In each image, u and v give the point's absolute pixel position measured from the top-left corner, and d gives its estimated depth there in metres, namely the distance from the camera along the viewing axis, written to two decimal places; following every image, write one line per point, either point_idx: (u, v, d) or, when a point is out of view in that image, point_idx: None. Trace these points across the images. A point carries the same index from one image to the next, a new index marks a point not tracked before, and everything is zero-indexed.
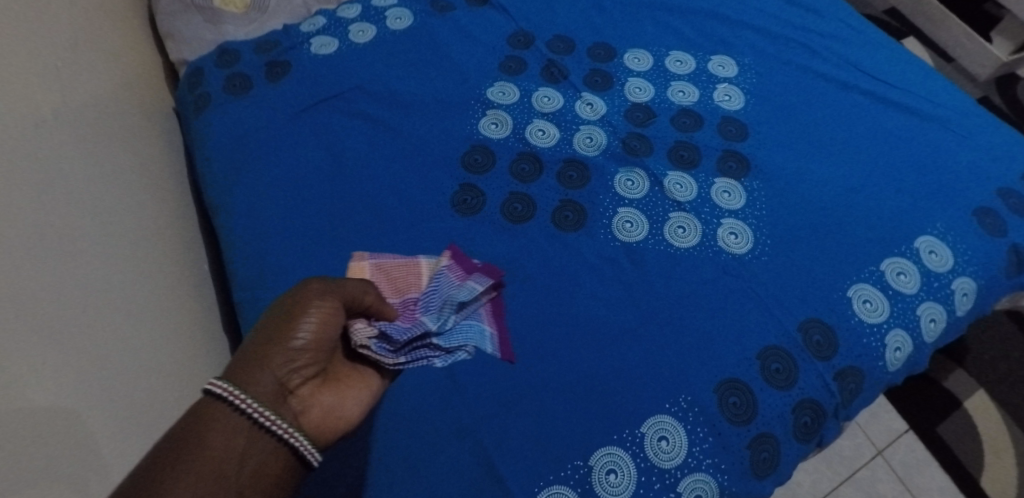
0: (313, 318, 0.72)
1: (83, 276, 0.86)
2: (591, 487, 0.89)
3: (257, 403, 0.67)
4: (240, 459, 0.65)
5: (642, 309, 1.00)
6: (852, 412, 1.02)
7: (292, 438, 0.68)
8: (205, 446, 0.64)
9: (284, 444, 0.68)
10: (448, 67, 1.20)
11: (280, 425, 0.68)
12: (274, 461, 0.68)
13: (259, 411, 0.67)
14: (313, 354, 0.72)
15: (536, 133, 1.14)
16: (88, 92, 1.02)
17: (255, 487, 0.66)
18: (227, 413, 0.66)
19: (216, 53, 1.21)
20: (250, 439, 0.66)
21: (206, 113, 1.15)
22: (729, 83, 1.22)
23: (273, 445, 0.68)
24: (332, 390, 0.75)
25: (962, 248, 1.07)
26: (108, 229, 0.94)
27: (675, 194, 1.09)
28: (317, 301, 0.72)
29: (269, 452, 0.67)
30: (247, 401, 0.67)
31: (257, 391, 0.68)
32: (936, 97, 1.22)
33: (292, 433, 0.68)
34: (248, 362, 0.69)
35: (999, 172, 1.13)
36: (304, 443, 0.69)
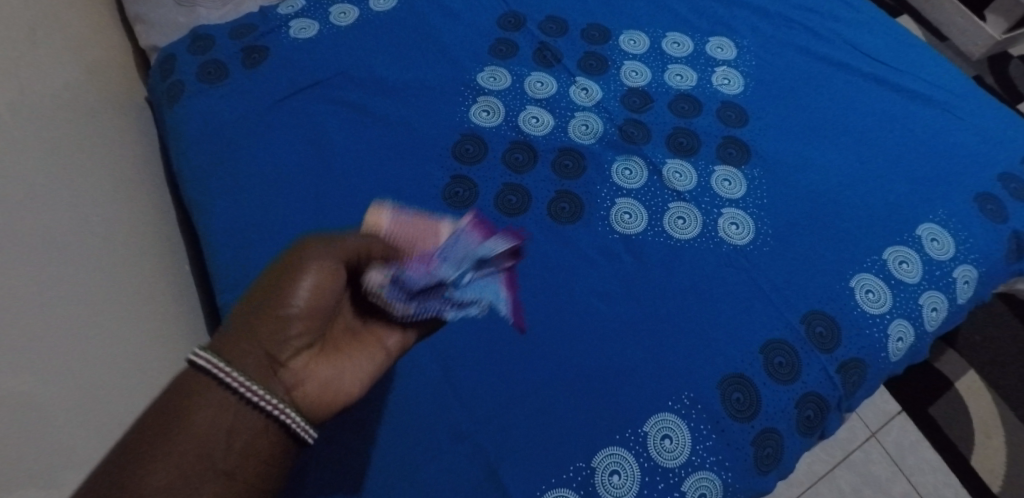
0: (310, 277, 0.61)
1: (56, 288, 0.81)
2: (594, 488, 0.87)
3: (242, 376, 0.57)
4: (227, 439, 0.56)
5: (643, 304, 0.97)
6: (854, 403, 1.00)
7: (282, 415, 0.58)
8: (187, 426, 0.55)
9: (274, 421, 0.58)
10: (435, 51, 1.15)
11: (270, 401, 0.58)
12: (267, 440, 0.58)
13: (245, 385, 0.57)
14: (311, 323, 0.61)
15: (530, 121, 1.10)
16: (55, 88, 0.96)
17: (246, 469, 0.57)
18: (211, 387, 0.57)
19: (190, 38, 1.15)
20: (237, 416, 0.57)
21: (181, 102, 1.09)
22: (728, 66, 1.18)
23: (263, 422, 0.58)
24: (336, 359, 0.64)
25: (964, 234, 1.05)
26: (84, 235, 0.89)
27: (674, 184, 1.06)
28: (315, 266, 0.61)
29: (259, 431, 0.58)
30: (232, 373, 0.57)
31: (245, 362, 0.58)
32: (935, 79, 1.20)
33: (283, 410, 0.58)
34: (238, 330, 0.59)
35: (999, 157, 1.12)
36: (298, 420, 0.59)
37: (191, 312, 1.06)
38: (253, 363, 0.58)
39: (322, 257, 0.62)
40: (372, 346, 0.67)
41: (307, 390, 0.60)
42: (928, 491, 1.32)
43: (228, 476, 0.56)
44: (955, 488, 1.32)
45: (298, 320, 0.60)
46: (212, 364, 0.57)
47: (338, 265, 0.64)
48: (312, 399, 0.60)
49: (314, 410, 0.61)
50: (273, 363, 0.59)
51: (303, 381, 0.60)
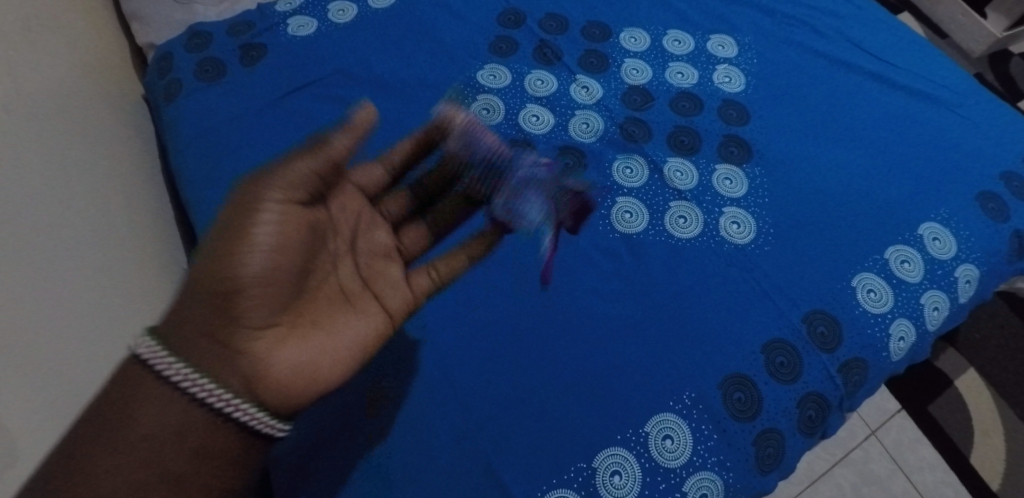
0: (265, 239, 0.71)
1: (52, 293, 0.80)
2: (595, 489, 0.86)
3: (189, 371, 0.68)
4: (174, 439, 0.67)
5: (644, 303, 0.96)
6: (855, 402, 1.00)
7: (233, 407, 0.69)
8: (134, 428, 0.66)
9: (224, 416, 0.68)
10: (435, 49, 1.14)
11: (219, 396, 0.68)
12: (218, 436, 0.68)
13: (193, 381, 0.68)
14: (260, 310, 0.70)
15: (530, 119, 1.09)
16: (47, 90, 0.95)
17: (199, 462, 0.68)
18: (158, 385, 0.68)
19: (187, 35, 1.14)
20: (186, 413, 0.68)
21: (178, 100, 1.08)
22: (729, 63, 1.18)
23: (214, 419, 0.68)
24: (296, 343, 0.72)
25: (965, 234, 1.05)
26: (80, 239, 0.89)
27: (675, 182, 1.05)
28: (258, 256, 0.70)
29: (211, 427, 0.68)
30: (179, 368, 0.68)
31: (194, 356, 0.69)
32: (937, 77, 1.19)
33: (234, 402, 0.69)
34: (192, 322, 0.70)
35: (1001, 155, 1.11)
36: (249, 410, 0.69)
37: None
38: (211, 348, 0.69)
39: (275, 210, 0.72)
40: (333, 327, 0.76)
41: (275, 367, 0.71)
42: (927, 489, 1.31)
43: (180, 475, 0.67)
44: (955, 485, 1.32)
45: (256, 288, 0.70)
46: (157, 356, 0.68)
47: (293, 216, 0.73)
48: (265, 386, 0.70)
49: (270, 397, 0.70)
50: (229, 348, 0.70)
51: (270, 356, 0.71)
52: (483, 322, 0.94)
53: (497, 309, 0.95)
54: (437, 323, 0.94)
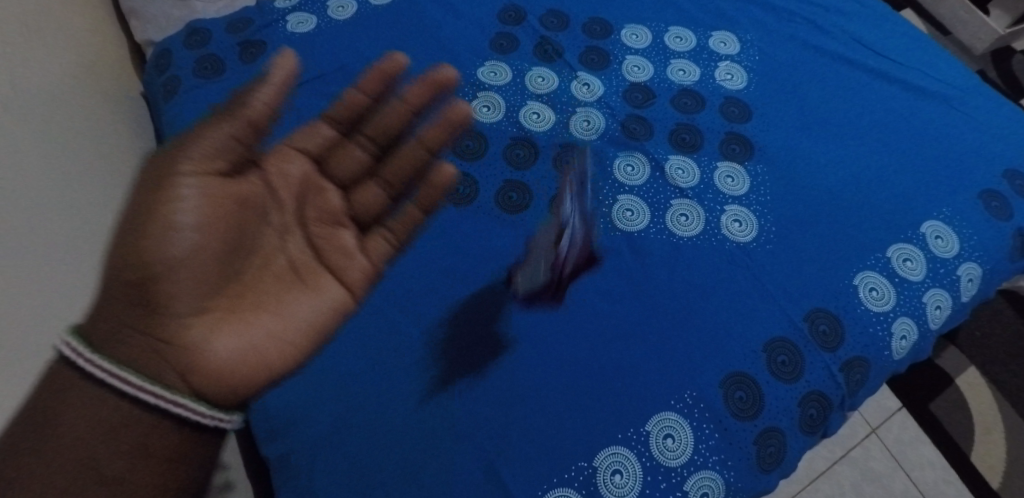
0: (186, 219, 0.67)
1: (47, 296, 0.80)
2: (596, 488, 0.86)
3: (111, 363, 0.64)
4: (106, 438, 0.63)
5: (645, 302, 0.96)
6: (857, 402, 0.99)
7: (168, 404, 0.65)
8: (59, 434, 0.63)
9: (161, 414, 0.65)
10: (435, 45, 1.13)
11: (152, 391, 0.65)
12: (156, 434, 0.65)
13: (117, 374, 0.64)
14: (188, 283, 0.67)
15: (531, 117, 1.08)
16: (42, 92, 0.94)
17: (138, 462, 0.64)
18: (83, 381, 0.64)
19: (185, 32, 1.13)
20: (116, 413, 0.64)
21: (177, 97, 1.07)
22: (731, 61, 1.17)
23: (151, 418, 0.65)
24: (232, 326, 0.69)
25: (968, 232, 1.04)
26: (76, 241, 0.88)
27: (676, 180, 1.05)
28: (179, 227, 0.67)
29: (148, 425, 0.65)
30: (98, 359, 0.64)
31: (118, 349, 0.65)
32: (940, 74, 1.19)
33: (169, 398, 0.65)
34: (117, 310, 0.67)
35: (1004, 153, 1.11)
36: (185, 403, 0.66)
37: None
38: (138, 343, 0.66)
39: (193, 186, 0.68)
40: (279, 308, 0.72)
41: (210, 356, 0.67)
42: (927, 487, 1.31)
43: (118, 478, 0.63)
44: (955, 483, 1.32)
45: (177, 271, 0.67)
46: (80, 355, 0.64)
47: (217, 192, 0.70)
48: (203, 377, 0.67)
49: (209, 387, 0.67)
50: (158, 337, 0.66)
51: (205, 345, 0.67)
52: (484, 321, 0.94)
53: (496, 307, 0.95)
54: (438, 321, 0.93)
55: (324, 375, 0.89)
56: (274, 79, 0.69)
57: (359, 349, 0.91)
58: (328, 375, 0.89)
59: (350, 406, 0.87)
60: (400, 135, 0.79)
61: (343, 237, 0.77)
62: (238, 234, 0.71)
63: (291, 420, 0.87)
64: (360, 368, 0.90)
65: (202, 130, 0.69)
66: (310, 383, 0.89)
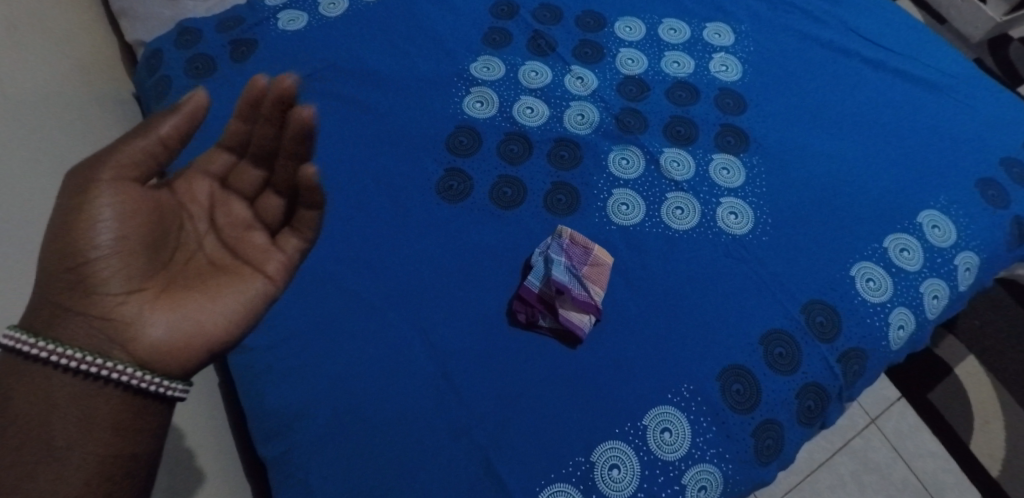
0: (106, 212, 0.62)
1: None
2: (594, 483, 0.86)
3: (48, 345, 0.60)
4: (55, 410, 0.60)
5: (641, 296, 0.96)
6: (855, 393, 0.99)
7: (113, 377, 0.61)
8: (9, 409, 0.59)
9: (107, 384, 0.61)
10: (427, 41, 1.13)
11: (93, 364, 0.60)
12: (105, 403, 0.61)
13: (56, 353, 0.60)
14: (117, 266, 0.62)
15: (524, 112, 1.08)
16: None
17: (92, 432, 0.60)
18: (24, 363, 0.60)
19: (176, 31, 1.13)
20: (62, 386, 0.60)
21: (168, 98, 1.07)
22: (726, 52, 1.17)
23: (98, 389, 0.61)
24: (170, 302, 0.63)
25: (965, 221, 1.04)
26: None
27: (672, 173, 1.04)
28: (103, 207, 0.62)
29: (96, 397, 0.61)
30: (35, 343, 0.60)
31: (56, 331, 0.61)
32: (936, 63, 1.18)
33: (111, 371, 0.61)
34: (52, 295, 0.62)
35: (1001, 142, 1.10)
36: (130, 375, 0.61)
37: None
38: (75, 329, 0.61)
39: (110, 180, 0.62)
40: (221, 283, 0.66)
41: (147, 337, 0.62)
42: (927, 476, 1.31)
43: (70, 448, 0.59)
44: (955, 472, 1.32)
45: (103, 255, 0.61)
46: (18, 341, 0.60)
47: (138, 190, 0.64)
48: (147, 350, 0.62)
49: (155, 360, 0.62)
50: (94, 319, 0.61)
51: (142, 325, 0.62)
52: (479, 318, 0.93)
53: (491, 303, 0.94)
54: (434, 317, 0.93)
55: (320, 373, 0.89)
56: (185, 104, 0.63)
57: (354, 347, 0.90)
58: (324, 373, 0.89)
59: (347, 404, 0.87)
60: (278, 152, 0.68)
61: (258, 239, 0.69)
62: (164, 225, 0.65)
63: (287, 420, 0.87)
64: (356, 366, 0.89)
65: (120, 137, 0.64)
66: (306, 381, 0.88)
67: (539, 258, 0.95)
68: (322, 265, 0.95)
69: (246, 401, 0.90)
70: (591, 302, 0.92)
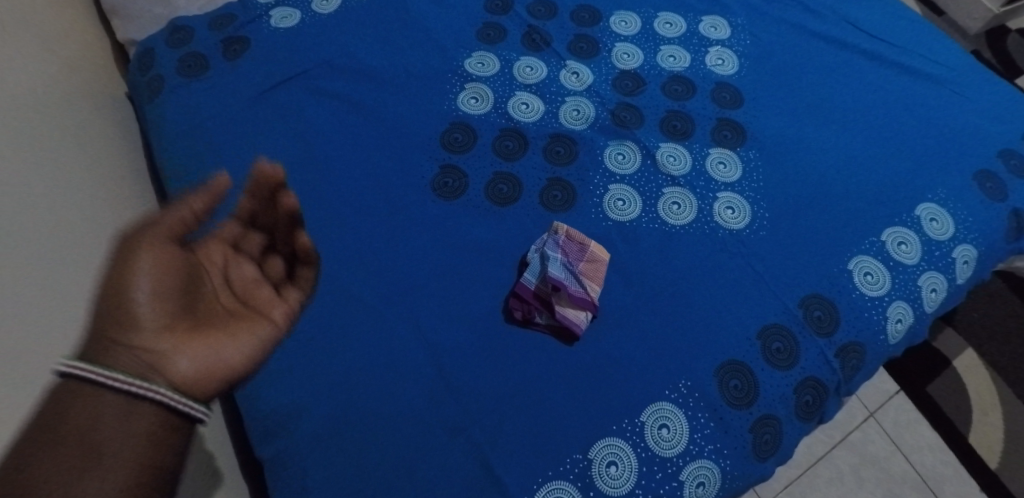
0: (148, 257, 0.63)
1: (30, 307, 0.80)
2: (592, 481, 0.86)
3: (94, 368, 0.58)
4: (103, 422, 0.57)
5: (637, 292, 0.95)
6: (853, 387, 0.99)
7: (156, 396, 0.59)
8: (61, 424, 0.57)
9: (150, 402, 0.59)
10: (420, 37, 1.12)
11: (137, 383, 0.59)
12: (149, 420, 0.59)
13: (102, 376, 0.58)
14: (158, 305, 0.62)
15: (520, 108, 1.07)
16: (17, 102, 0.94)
17: (135, 446, 0.58)
18: (72, 387, 0.58)
19: (167, 30, 1.12)
20: (111, 402, 0.58)
21: (161, 97, 1.06)
22: (722, 45, 1.16)
23: (142, 407, 0.59)
24: (207, 337, 0.63)
25: (963, 214, 1.04)
26: (62, 249, 0.88)
27: (668, 168, 1.04)
28: (149, 251, 0.63)
29: (140, 414, 0.59)
30: (81, 367, 0.58)
31: (101, 358, 0.59)
32: (933, 55, 1.18)
33: (154, 390, 0.59)
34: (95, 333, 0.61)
35: (999, 133, 1.10)
36: (173, 396, 0.60)
37: None
38: (117, 357, 0.60)
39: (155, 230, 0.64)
40: (249, 322, 0.66)
41: (186, 367, 0.61)
42: (926, 469, 1.31)
43: (117, 461, 0.57)
44: (954, 465, 1.32)
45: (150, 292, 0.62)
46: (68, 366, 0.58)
47: (174, 240, 0.65)
48: (187, 377, 0.61)
49: (192, 387, 0.61)
50: (136, 349, 0.60)
51: (183, 355, 0.62)
52: (475, 316, 0.93)
53: (487, 301, 0.94)
54: (430, 316, 0.92)
55: (317, 373, 0.88)
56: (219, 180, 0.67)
57: (351, 346, 0.90)
58: (321, 373, 0.89)
59: (344, 403, 0.87)
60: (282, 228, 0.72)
61: (266, 293, 0.69)
62: (199, 274, 0.66)
63: (284, 420, 0.87)
64: (352, 365, 0.89)
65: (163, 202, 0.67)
66: (303, 381, 0.88)
67: (535, 254, 0.95)
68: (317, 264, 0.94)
69: (242, 402, 0.90)
70: (587, 298, 0.91)
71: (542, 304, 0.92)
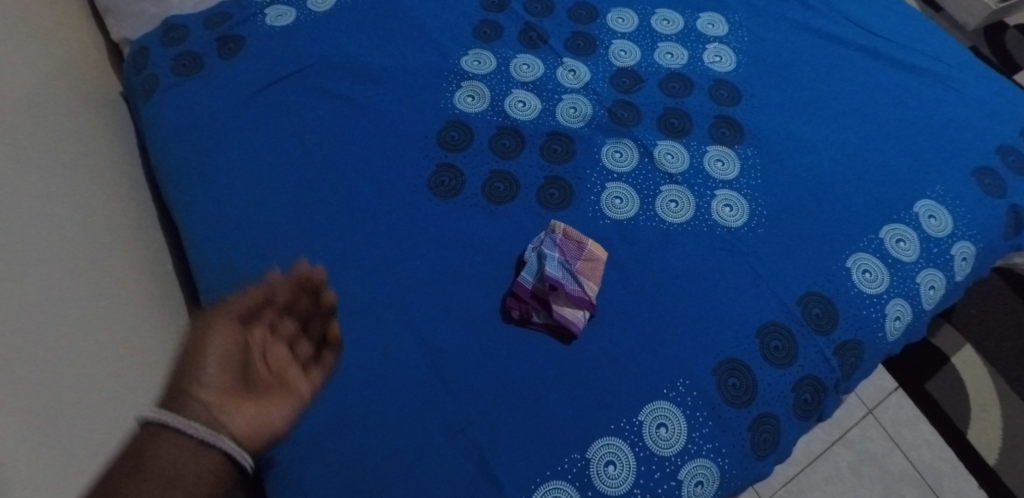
0: (224, 333, 0.74)
1: (24, 305, 0.80)
2: (590, 480, 0.85)
3: (178, 416, 0.66)
4: (180, 463, 0.64)
5: (635, 290, 0.95)
6: (851, 385, 0.99)
7: (223, 444, 0.67)
8: (145, 462, 0.64)
9: (217, 448, 0.67)
10: (416, 35, 1.11)
11: (209, 431, 0.67)
12: (213, 464, 0.66)
13: (184, 422, 0.66)
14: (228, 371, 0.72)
15: (516, 106, 1.07)
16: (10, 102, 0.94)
17: (201, 485, 0.65)
18: (154, 433, 0.66)
19: (162, 29, 1.12)
20: (186, 447, 0.65)
21: (156, 97, 1.06)
22: (720, 42, 1.15)
23: (210, 453, 0.66)
24: (261, 400, 0.73)
25: (961, 211, 1.03)
26: (53, 252, 0.87)
27: (666, 166, 1.03)
28: (224, 328, 0.74)
29: (208, 458, 0.66)
30: (166, 415, 0.66)
31: (180, 409, 0.68)
32: (932, 51, 1.17)
33: (221, 438, 0.67)
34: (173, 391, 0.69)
35: (998, 130, 1.09)
36: (236, 446, 0.68)
37: (175, 315, 1.04)
38: (194, 408, 0.68)
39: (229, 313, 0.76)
40: (291, 393, 0.76)
41: (246, 424, 0.70)
42: (924, 466, 1.31)
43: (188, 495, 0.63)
44: (953, 462, 1.32)
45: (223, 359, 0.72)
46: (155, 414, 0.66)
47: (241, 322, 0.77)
48: (245, 431, 0.70)
49: (248, 440, 0.70)
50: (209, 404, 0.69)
51: (245, 412, 0.71)
52: (472, 315, 0.93)
53: (485, 300, 0.94)
54: (428, 315, 0.92)
55: None
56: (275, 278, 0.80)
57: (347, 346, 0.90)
58: None
59: (342, 404, 0.87)
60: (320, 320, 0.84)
61: (295, 373, 0.77)
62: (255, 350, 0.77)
63: None
64: (350, 365, 0.89)
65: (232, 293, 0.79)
66: None
67: (533, 254, 0.95)
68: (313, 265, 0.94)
69: None
70: (585, 297, 0.91)
71: (540, 303, 0.92)
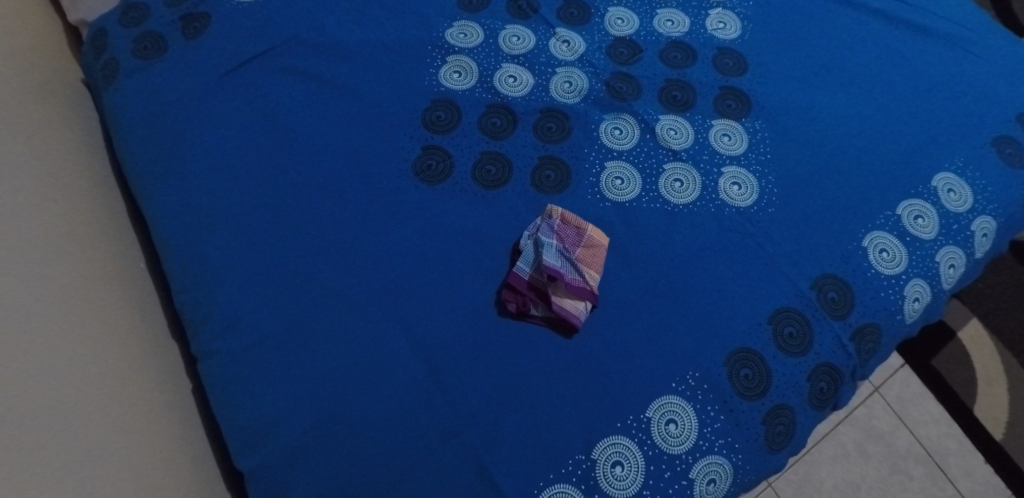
0: None
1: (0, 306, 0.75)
2: (596, 483, 0.80)
3: None
4: None
5: (640, 278, 0.89)
6: (868, 370, 0.93)
7: None
8: None
9: None
10: (396, 7, 1.03)
11: None
12: None
13: None
14: None
15: (506, 81, 1.00)
16: None
17: None
18: None
19: (121, 9, 1.04)
20: None
21: (117, 82, 0.98)
22: (723, 8, 1.08)
23: None
24: None
25: (981, 184, 0.97)
26: (18, 253, 0.81)
27: (669, 142, 0.97)
28: None
29: None
30: None
31: None
32: (947, 12, 1.10)
33: None
34: None
35: (1016, 97, 1.03)
36: None
37: (149, 314, 0.97)
38: None
39: None
40: None
41: None
42: (935, 446, 1.27)
43: None
44: (965, 441, 1.28)
45: None
46: None
47: None
48: None
49: None
50: None
51: None
52: (466, 309, 0.86)
53: (479, 292, 0.87)
54: (417, 309, 0.85)
55: (299, 376, 0.82)
56: None
57: (332, 347, 0.83)
58: (304, 378, 0.82)
59: (330, 410, 0.81)
60: None
61: None
62: None
63: (264, 428, 0.81)
64: (337, 366, 0.82)
65: None
66: (284, 387, 0.82)
67: (528, 242, 0.88)
68: (296, 259, 0.87)
69: (218, 411, 0.83)
70: (586, 287, 0.84)
71: (537, 292, 0.85)
